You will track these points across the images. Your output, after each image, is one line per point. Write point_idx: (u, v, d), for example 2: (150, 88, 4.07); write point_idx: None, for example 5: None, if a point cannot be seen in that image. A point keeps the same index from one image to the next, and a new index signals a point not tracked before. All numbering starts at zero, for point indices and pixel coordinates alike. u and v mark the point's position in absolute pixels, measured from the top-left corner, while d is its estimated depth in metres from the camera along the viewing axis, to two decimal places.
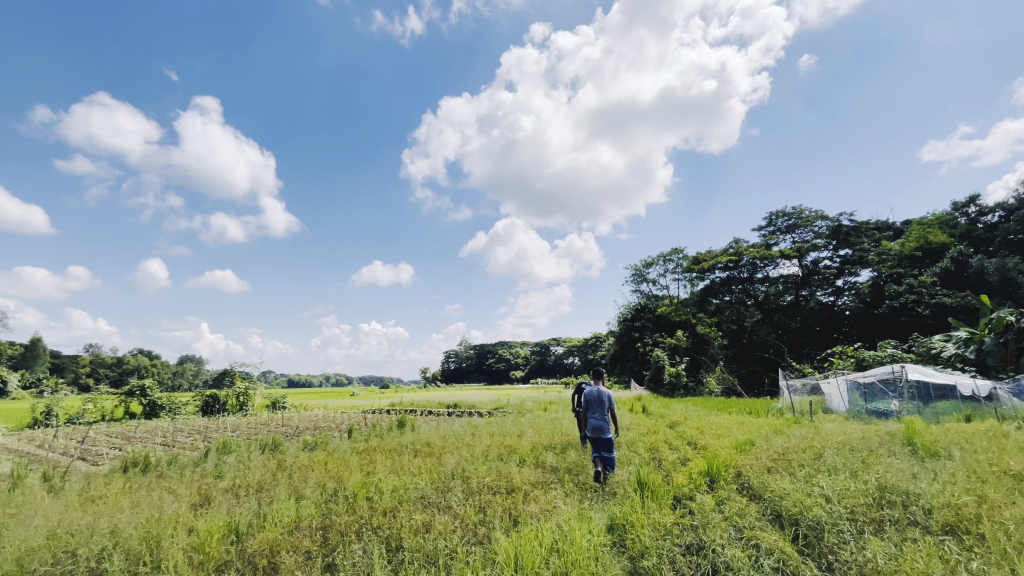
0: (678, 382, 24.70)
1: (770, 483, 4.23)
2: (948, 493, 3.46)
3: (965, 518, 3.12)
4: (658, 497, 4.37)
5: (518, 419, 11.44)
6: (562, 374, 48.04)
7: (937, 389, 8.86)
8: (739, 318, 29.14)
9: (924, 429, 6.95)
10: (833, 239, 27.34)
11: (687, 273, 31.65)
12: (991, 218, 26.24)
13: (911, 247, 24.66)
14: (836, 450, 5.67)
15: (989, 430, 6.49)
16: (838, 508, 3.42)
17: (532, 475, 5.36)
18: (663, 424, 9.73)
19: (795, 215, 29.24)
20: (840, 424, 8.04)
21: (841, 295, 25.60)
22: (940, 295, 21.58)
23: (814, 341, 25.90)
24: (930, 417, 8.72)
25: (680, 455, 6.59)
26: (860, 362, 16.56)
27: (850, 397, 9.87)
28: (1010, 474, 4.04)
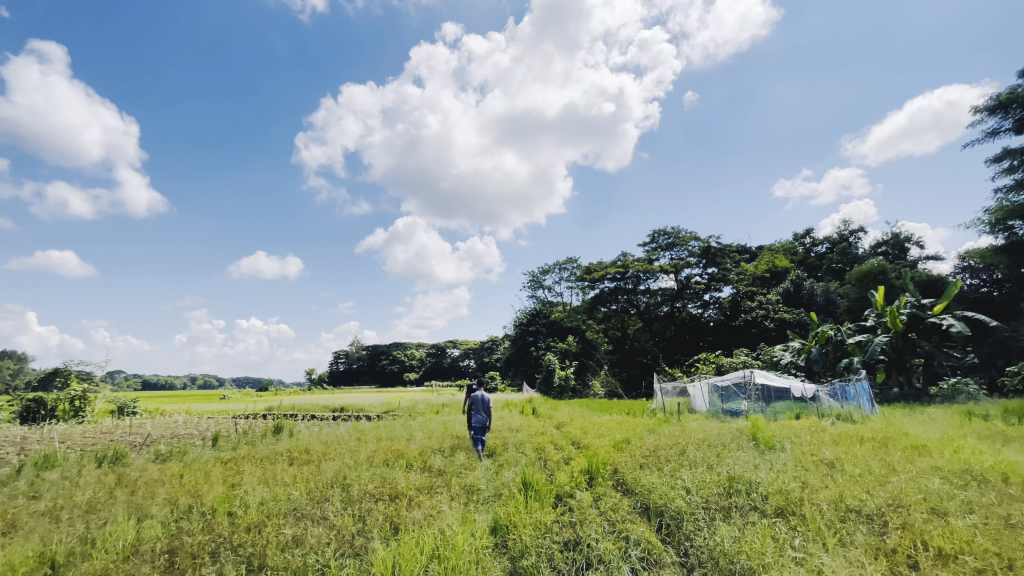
0: (568, 385, 25.75)
1: (640, 478, 4.58)
2: (780, 480, 4.01)
3: (791, 501, 3.63)
4: (541, 497, 4.50)
5: (408, 422, 11.08)
6: (457, 376, 47.90)
7: (776, 391, 10.40)
8: (623, 326, 31.08)
9: (766, 425, 8.04)
10: (703, 258, 30.85)
11: (579, 282, 33.52)
12: (820, 248, 31.54)
13: (762, 269, 28.67)
14: (697, 446, 6.34)
15: (814, 426, 7.71)
16: (695, 499, 3.80)
17: (418, 479, 5.23)
18: (551, 425, 10.12)
19: (674, 235, 32.43)
20: (700, 423, 8.93)
21: (707, 307, 28.80)
22: (781, 311, 25.31)
23: (684, 348, 28.92)
24: (770, 415, 10.17)
25: (564, 455, 6.89)
26: (719, 367, 18.80)
27: (710, 398, 11.19)
28: (826, 463, 4.81)
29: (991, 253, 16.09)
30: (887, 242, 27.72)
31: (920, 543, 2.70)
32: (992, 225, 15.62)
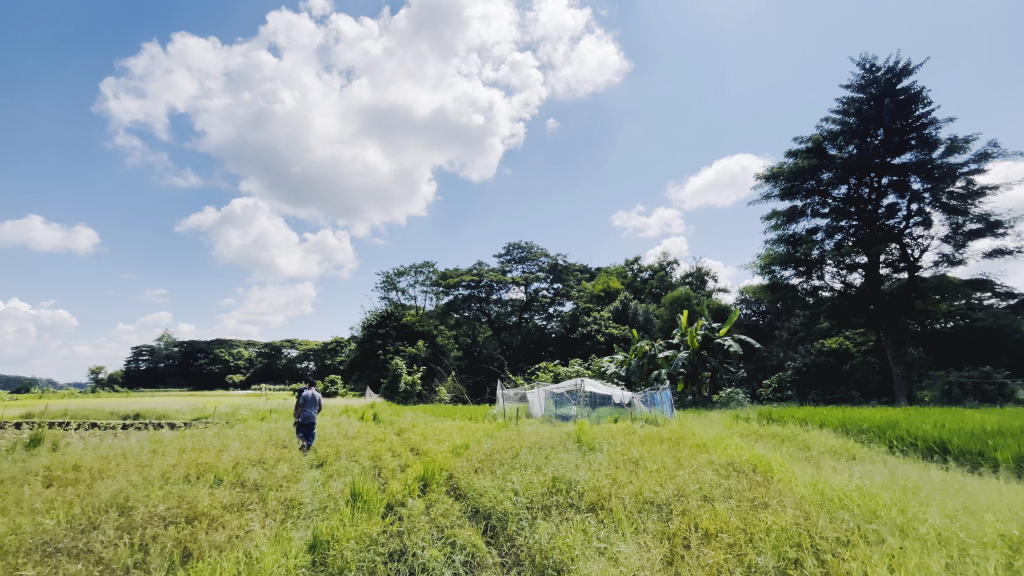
0: (413, 391, 25.37)
1: (473, 482, 4.69)
2: (595, 479, 4.46)
3: (601, 497, 4.07)
4: (370, 508, 4.28)
5: (223, 431, 9.64)
6: (291, 380, 43.56)
7: (601, 398, 11.70)
8: (472, 333, 32.33)
9: (592, 429, 8.87)
10: (551, 274, 33.69)
11: (434, 286, 33.32)
12: (645, 275, 36.59)
13: (599, 288, 32.17)
14: (529, 449, 6.74)
15: (628, 429, 8.79)
16: (521, 501, 4.01)
17: (227, 495, 4.57)
18: (391, 431, 9.77)
19: (526, 249, 34.51)
20: (535, 428, 9.56)
21: (550, 320, 31.77)
22: (611, 327, 28.53)
23: (528, 356, 31.05)
24: (595, 419, 11.33)
25: (400, 462, 6.71)
26: (556, 375, 20.40)
27: (545, 405, 11.91)
28: (633, 461, 5.49)
29: (760, 290, 20.41)
30: (692, 275, 33.33)
31: (693, 526, 3.23)
32: (762, 268, 19.86)
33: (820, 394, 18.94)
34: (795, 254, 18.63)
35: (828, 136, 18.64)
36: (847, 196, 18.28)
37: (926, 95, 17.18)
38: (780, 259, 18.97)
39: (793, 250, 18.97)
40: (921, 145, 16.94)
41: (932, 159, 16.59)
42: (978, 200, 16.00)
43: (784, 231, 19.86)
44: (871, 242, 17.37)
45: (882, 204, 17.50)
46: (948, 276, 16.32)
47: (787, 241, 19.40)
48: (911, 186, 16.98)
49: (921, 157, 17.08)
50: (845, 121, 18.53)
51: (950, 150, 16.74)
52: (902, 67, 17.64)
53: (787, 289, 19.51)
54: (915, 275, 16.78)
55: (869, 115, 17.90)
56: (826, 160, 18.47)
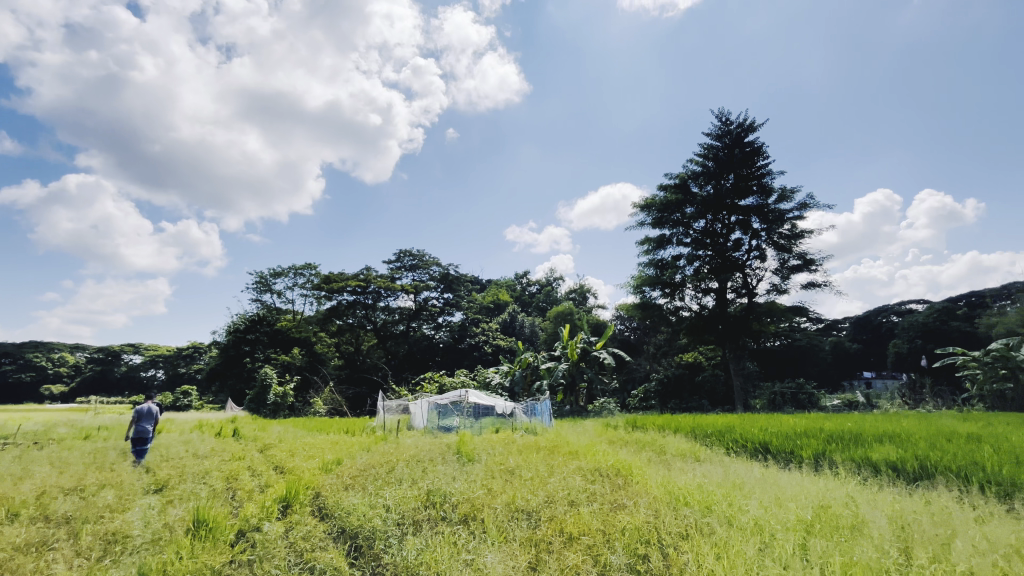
0: (283, 404, 23.09)
1: (342, 500, 4.41)
2: (469, 490, 4.47)
3: (474, 508, 4.08)
4: (215, 537, 3.78)
5: (26, 453, 7.88)
6: (132, 390, 37.45)
7: (483, 408, 11.89)
8: (356, 341, 30.73)
9: (473, 440, 8.90)
10: (442, 283, 33.52)
11: (315, 290, 31.16)
12: (532, 288, 38.19)
13: (488, 300, 32.83)
14: (406, 463, 6.52)
15: (507, 439, 8.98)
16: (391, 517, 3.86)
17: (25, 534, 3.73)
18: (252, 448, 8.82)
19: (418, 256, 33.90)
20: (415, 440, 9.36)
21: (439, 329, 31.51)
22: (498, 338, 29.18)
23: (413, 366, 30.26)
24: (477, 430, 11.42)
25: (260, 482, 6.07)
26: (441, 386, 20.19)
27: (428, 416, 11.64)
28: (509, 471, 5.60)
29: (632, 308, 22.36)
30: (575, 291, 35.50)
31: (558, 531, 3.38)
32: (635, 288, 21.83)
33: (677, 403, 21.24)
34: (662, 277, 20.81)
35: (692, 175, 21.25)
36: (705, 229, 20.94)
37: (765, 149, 20.47)
38: (650, 281, 21.03)
39: (660, 273, 21.17)
40: (761, 191, 20.12)
41: (768, 204, 19.76)
42: (799, 241, 19.38)
43: (654, 256, 22.07)
44: (722, 270, 20.06)
45: (730, 238, 20.34)
46: (777, 302, 19.44)
47: (656, 265, 21.58)
48: (752, 225, 20.01)
49: (760, 201, 20.24)
50: (706, 164, 21.30)
51: (781, 197, 20.09)
52: (749, 124, 20.86)
53: (654, 308, 21.63)
54: (753, 301, 19.71)
55: (723, 162, 20.79)
56: (689, 196, 21.01)
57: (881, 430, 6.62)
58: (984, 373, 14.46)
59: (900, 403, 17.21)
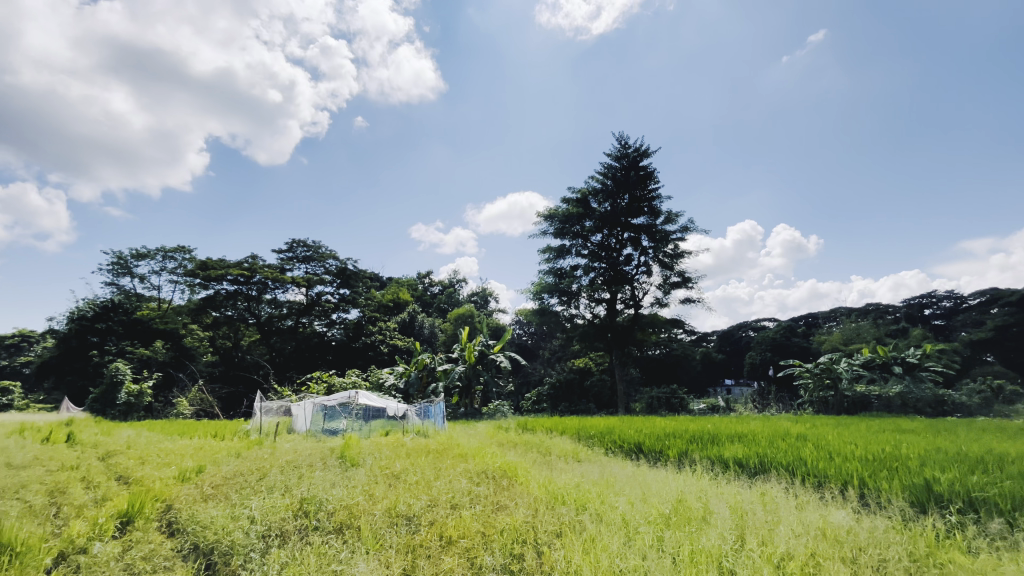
0: (138, 404, 20.12)
1: (199, 512, 3.94)
2: (347, 497, 4.25)
3: (351, 515, 3.89)
4: (25, 563, 3.16)
5: None
6: None
7: (374, 410, 11.37)
8: (234, 336, 28.44)
9: (358, 443, 8.46)
10: (338, 278, 31.99)
11: (187, 277, 27.74)
12: (435, 289, 37.81)
13: (387, 298, 31.72)
14: (280, 469, 6.02)
15: (396, 442, 8.69)
16: (255, 529, 3.54)
17: None
18: (91, 455, 7.54)
19: (313, 248, 31.80)
20: (294, 444, 8.69)
21: (332, 326, 29.73)
22: (395, 338, 28.29)
23: (300, 364, 28.04)
24: (365, 433, 10.91)
25: (95, 495, 5.18)
26: (330, 387, 19.06)
27: (312, 417, 10.98)
28: (394, 475, 5.43)
29: (531, 314, 23.03)
30: (478, 294, 35.79)
31: (438, 536, 3.33)
32: (534, 294, 22.55)
33: (567, 406, 22.23)
34: (560, 285, 21.77)
35: (592, 191, 22.56)
36: (601, 243, 22.29)
37: (656, 174, 22.40)
38: (549, 288, 21.86)
39: (559, 281, 22.11)
40: (650, 213, 21.96)
41: (656, 225, 21.63)
42: (680, 261, 21.45)
43: (554, 264, 23.01)
44: (613, 282, 21.48)
45: (623, 253, 21.88)
46: (658, 315, 21.30)
47: (555, 273, 22.54)
48: (642, 242, 21.74)
49: (650, 221, 22.08)
50: (605, 182, 22.74)
51: (667, 220, 22.11)
52: (644, 150, 22.70)
53: (551, 315, 22.50)
54: (639, 312, 21.38)
55: (620, 182, 22.36)
56: (588, 211, 22.27)
57: (735, 431, 7.52)
58: (814, 381, 17.15)
59: (751, 407, 19.75)
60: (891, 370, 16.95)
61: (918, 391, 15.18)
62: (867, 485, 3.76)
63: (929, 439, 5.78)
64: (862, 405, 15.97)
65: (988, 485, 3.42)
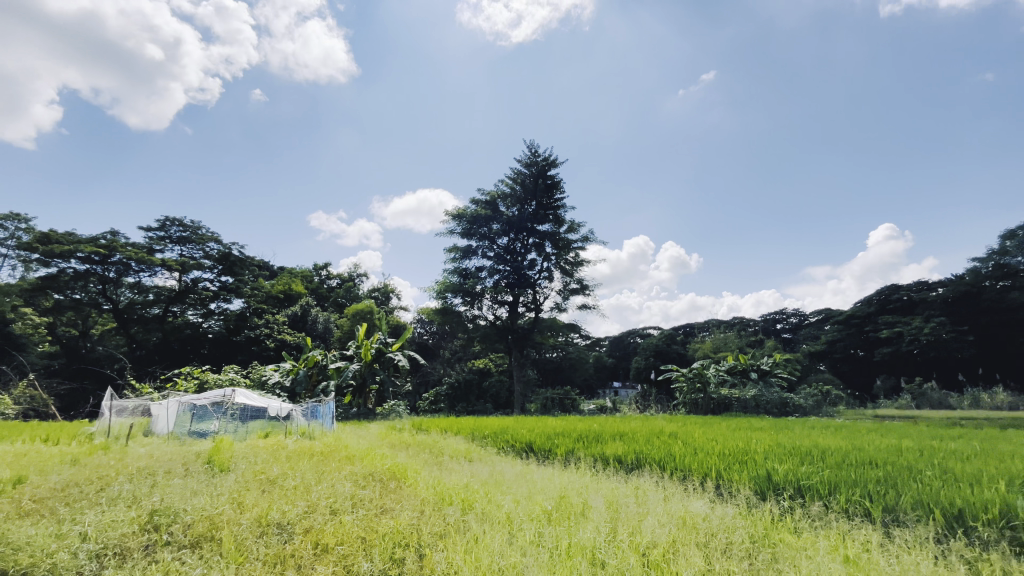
0: None
1: (11, 532, 3.26)
2: (210, 506, 3.81)
3: (212, 527, 3.49)
4: None
5: None
6: None
7: (253, 410, 10.33)
8: (82, 325, 24.29)
9: (230, 446, 7.64)
10: (220, 264, 29.34)
11: (20, 250, 23.15)
12: (332, 282, 35.79)
13: (277, 289, 29.65)
14: (129, 477, 5.23)
15: (275, 445, 7.99)
16: (86, 548, 3.02)
17: None
18: None
19: (191, 228, 28.38)
20: (151, 448, 7.62)
21: (209, 318, 26.91)
22: (284, 332, 25.78)
23: (167, 358, 25.53)
24: (241, 435, 9.94)
25: None
26: (201, 384, 17.05)
27: (176, 418, 9.50)
28: (271, 480, 5.00)
29: (433, 313, 22.72)
30: (379, 291, 34.53)
31: (312, 544, 3.11)
32: (438, 293, 22.28)
33: (464, 407, 22.17)
34: (464, 285, 21.78)
35: (501, 195, 22.93)
36: (506, 246, 22.71)
37: (561, 185, 23.35)
38: (453, 288, 21.75)
39: (463, 282, 22.09)
40: (555, 221, 22.84)
41: (559, 233, 22.54)
42: (580, 268, 22.58)
43: (459, 264, 22.95)
44: (516, 285, 21.95)
45: (527, 257, 22.48)
46: (556, 319, 22.21)
47: (459, 274, 22.48)
48: (546, 248, 22.52)
49: (554, 229, 22.96)
50: (514, 188, 23.21)
51: (570, 229, 23.15)
52: (552, 160, 23.58)
53: (454, 314, 22.37)
54: (538, 316, 22.08)
55: (528, 189, 22.96)
56: (496, 214, 22.56)
57: (619, 430, 8.00)
58: (688, 385, 19.09)
59: (634, 408, 21.39)
60: (749, 375, 19.37)
61: (767, 395, 17.56)
62: (721, 477, 4.23)
63: (772, 436, 6.70)
64: (724, 407, 18.08)
65: (812, 475, 4.02)
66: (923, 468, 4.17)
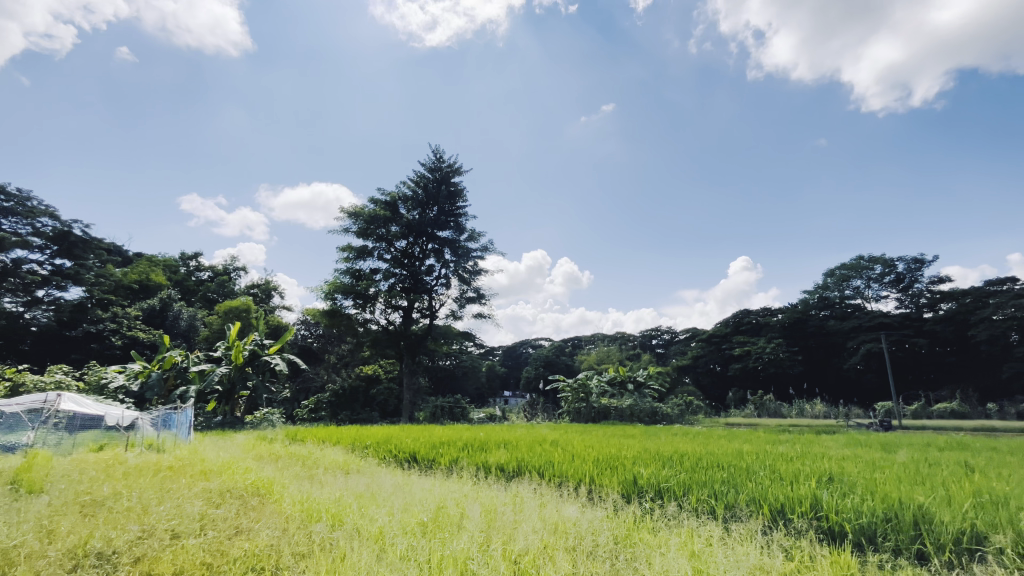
0: None
1: None
2: (6, 537, 3.11)
3: (5, 563, 2.84)
4: None
5: None
6: None
7: (83, 420, 8.67)
8: None
9: (46, 462, 6.35)
10: (55, 245, 24.80)
11: None
12: (202, 275, 32.00)
13: (131, 279, 25.83)
14: None
15: (110, 459, 6.83)
16: None
17: None
18: None
19: (16, 198, 23.54)
20: None
21: (35, 308, 22.53)
22: (136, 329, 22.38)
23: None
24: (66, 449, 8.31)
25: None
26: (14, 387, 14.01)
27: None
28: (99, 501, 4.25)
29: (319, 314, 21.28)
30: (258, 287, 31.58)
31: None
32: (326, 293, 20.95)
33: (347, 415, 20.95)
34: (356, 287, 20.75)
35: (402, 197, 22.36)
36: (404, 249, 22.12)
37: (464, 193, 23.46)
38: (343, 288, 20.60)
39: (355, 283, 21.02)
40: (455, 228, 22.76)
41: (459, 240, 22.54)
42: (477, 278, 22.75)
43: (351, 265, 21.82)
44: (412, 290, 21.42)
45: (424, 263, 22.09)
46: (451, 327, 22.07)
47: (352, 274, 21.39)
48: (445, 255, 22.34)
49: (454, 236, 22.89)
50: (416, 192, 22.78)
51: (470, 237, 23.27)
52: (457, 168, 23.58)
53: (342, 317, 21.14)
54: (433, 322, 21.75)
55: (431, 194, 22.71)
56: (395, 216, 21.91)
57: (504, 439, 8.12)
58: (573, 394, 20.07)
59: (522, 416, 21.93)
60: (626, 386, 20.91)
61: (641, 404, 19.17)
62: (593, 483, 4.47)
63: (640, 442, 7.28)
64: (603, 415, 19.34)
65: (671, 478, 4.42)
66: (758, 469, 4.81)
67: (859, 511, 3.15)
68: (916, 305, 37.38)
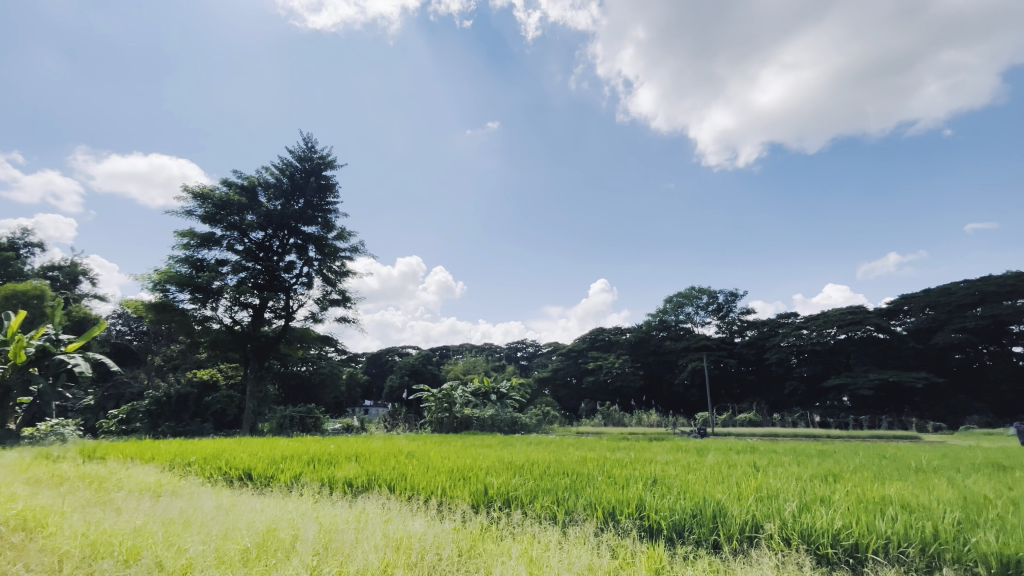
0: None
1: None
2: None
3: None
4: None
5: None
6: None
7: None
8: None
9: None
10: None
11: None
12: None
13: None
14: None
15: None
16: None
17: None
18: None
19: None
20: None
21: None
22: None
23: None
24: None
25: None
26: None
27: None
28: None
29: (143, 308, 18.02)
30: (60, 270, 25.75)
31: None
32: (155, 283, 17.87)
33: (170, 426, 17.70)
34: (195, 279, 18.03)
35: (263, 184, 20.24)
36: (260, 242, 19.92)
37: (336, 189, 22.08)
38: (179, 279, 17.77)
39: (194, 274, 18.29)
40: (323, 225, 21.20)
41: (326, 238, 21.07)
42: (344, 279, 21.43)
43: (192, 253, 19.01)
44: (265, 287, 19.32)
45: (284, 258, 20.15)
46: (309, 330, 20.37)
47: (191, 264, 18.59)
48: (308, 252, 20.64)
49: (321, 232, 21.31)
50: (280, 180, 20.80)
51: (339, 236, 21.89)
52: (329, 161, 22.13)
53: (174, 312, 18.18)
54: (288, 324, 19.82)
55: (297, 184, 20.92)
56: (252, 204, 19.68)
57: (357, 451, 7.66)
58: (436, 404, 19.87)
59: (381, 427, 21.02)
60: (489, 396, 21.34)
61: (502, 415, 19.77)
62: (444, 494, 4.42)
63: (495, 452, 7.43)
64: (465, 425, 19.43)
65: (520, 487, 4.56)
66: (596, 475, 5.21)
67: (673, 510, 3.58)
68: (730, 330, 44.73)
